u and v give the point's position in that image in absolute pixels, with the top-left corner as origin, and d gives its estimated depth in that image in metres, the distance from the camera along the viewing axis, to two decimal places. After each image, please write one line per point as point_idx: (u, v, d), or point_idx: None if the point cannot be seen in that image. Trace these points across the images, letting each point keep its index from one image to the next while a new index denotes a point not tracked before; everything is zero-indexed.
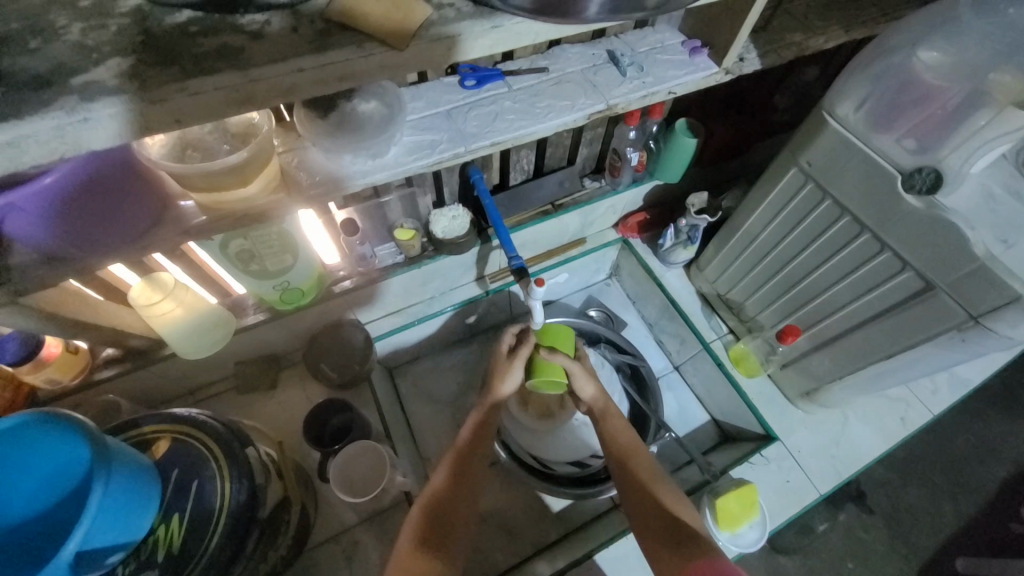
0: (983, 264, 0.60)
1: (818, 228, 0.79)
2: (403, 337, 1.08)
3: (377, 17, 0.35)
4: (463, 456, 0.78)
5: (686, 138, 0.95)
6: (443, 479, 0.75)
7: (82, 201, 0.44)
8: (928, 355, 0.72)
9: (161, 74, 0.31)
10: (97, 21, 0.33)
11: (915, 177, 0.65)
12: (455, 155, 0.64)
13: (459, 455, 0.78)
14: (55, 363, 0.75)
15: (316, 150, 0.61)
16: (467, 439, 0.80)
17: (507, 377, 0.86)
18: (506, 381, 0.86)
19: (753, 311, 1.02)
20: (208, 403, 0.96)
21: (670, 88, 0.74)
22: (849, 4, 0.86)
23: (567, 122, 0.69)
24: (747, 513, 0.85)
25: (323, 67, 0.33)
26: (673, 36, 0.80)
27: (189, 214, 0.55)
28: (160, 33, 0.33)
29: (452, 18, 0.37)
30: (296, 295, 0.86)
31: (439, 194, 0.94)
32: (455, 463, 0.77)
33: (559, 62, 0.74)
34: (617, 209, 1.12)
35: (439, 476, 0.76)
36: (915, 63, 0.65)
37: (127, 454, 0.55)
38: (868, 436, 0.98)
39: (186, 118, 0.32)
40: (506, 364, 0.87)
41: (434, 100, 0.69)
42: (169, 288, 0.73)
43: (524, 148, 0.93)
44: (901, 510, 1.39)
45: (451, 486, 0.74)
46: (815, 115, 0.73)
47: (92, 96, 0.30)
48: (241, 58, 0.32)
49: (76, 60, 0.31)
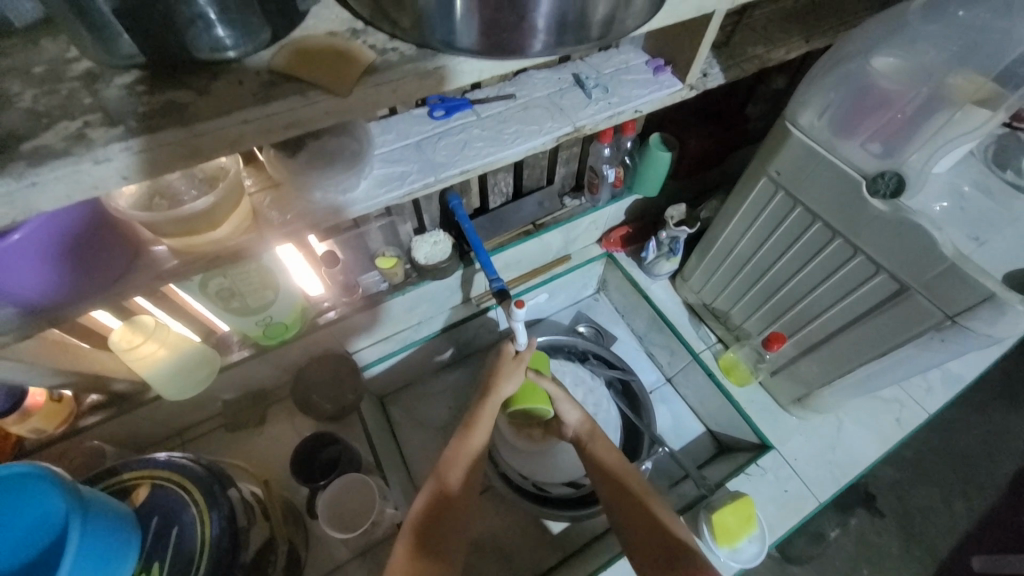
0: (953, 264, 0.60)
1: (793, 234, 0.80)
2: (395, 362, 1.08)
3: (324, 68, 0.36)
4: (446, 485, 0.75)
5: (661, 152, 0.97)
6: (419, 505, 0.73)
7: (52, 253, 0.45)
8: (911, 356, 0.72)
9: (107, 134, 0.32)
10: (50, 86, 0.34)
11: (879, 181, 0.66)
12: (425, 185, 0.65)
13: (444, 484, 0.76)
14: (41, 412, 0.74)
15: (288, 187, 0.62)
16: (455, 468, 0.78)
17: (507, 380, 0.85)
18: (506, 383, 0.85)
19: (739, 319, 1.02)
20: (197, 443, 0.95)
21: (636, 106, 0.75)
22: (809, 15, 0.88)
23: (535, 146, 0.70)
24: (745, 527, 0.84)
25: (268, 117, 0.35)
26: (637, 55, 0.81)
27: (162, 258, 0.55)
28: (108, 94, 0.34)
29: (395, 62, 0.38)
30: (280, 330, 0.87)
31: (420, 221, 0.95)
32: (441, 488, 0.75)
33: (525, 88, 0.76)
34: (600, 225, 1.13)
35: (419, 503, 0.74)
36: (873, 70, 0.66)
37: (104, 503, 0.54)
38: (865, 439, 0.97)
39: (133, 174, 0.33)
40: (507, 365, 0.86)
41: (404, 131, 0.71)
42: (150, 330, 0.72)
43: (501, 171, 0.94)
44: (912, 511, 1.37)
45: (433, 512, 0.73)
46: (779, 125, 0.75)
47: (40, 161, 0.31)
48: (186, 114, 0.33)
49: (26, 126, 0.33)
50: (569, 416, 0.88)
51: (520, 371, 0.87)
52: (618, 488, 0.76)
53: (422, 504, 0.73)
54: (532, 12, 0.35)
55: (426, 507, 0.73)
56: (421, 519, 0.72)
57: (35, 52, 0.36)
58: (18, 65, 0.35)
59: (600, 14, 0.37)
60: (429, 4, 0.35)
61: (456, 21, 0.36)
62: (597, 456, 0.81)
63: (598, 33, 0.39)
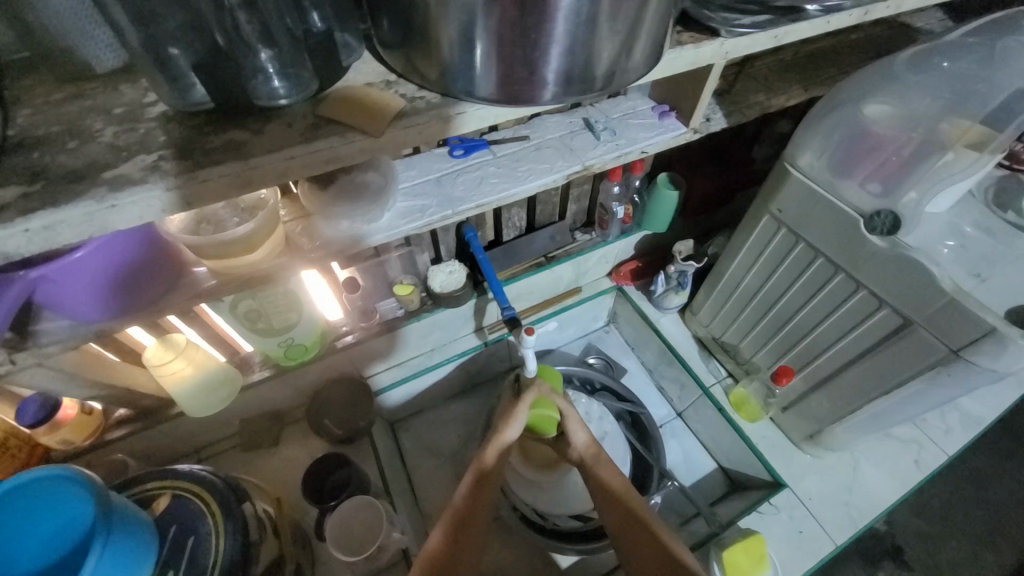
0: (953, 298, 0.62)
1: (797, 269, 0.82)
2: (410, 388, 1.11)
3: (360, 112, 0.41)
4: (457, 523, 0.75)
5: (669, 191, 1.02)
6: (436, 539, 0.73)
7: (104, 270, 0.50)
8: (920, 392, 0.73)
9: (176, 166, 0.37)
10: (126, 124, 0.40)
11: (875, 220, 0.69)
12: (444, 217, 0.71)
13: (454, 521, 0.75)
14: (71, 425, 0.78)
15: (317, 217, 0.68)
16: (463, 501, 0.77)
17: (511, 426, 0.84)
18: (510, 428, 0.84)
19: (748, 353, 1.02)
20: (212, 461, 0.97)
21: (642, 147, 0.80)
22: (808, 66, 0.93)
23: (546, 183, 0.75)
24: (757, 568, 0.81)
25: (312, 154, 0.39)
26: (643, 102, 0.87)
27: (201, 278, 0.60)
28: (178, 132, 0.38)
29: (422, 108, 0.43)
30: (300, 351, 0.90)
31: (436, 251, 1.00)
32: (455, 519, 0.75)
33: (539, 130, 0.83)
34: (610, 258, 1.17)
35: (435, 538, 0.73)
36: (865, 116, 0.69)
37: (127, 509, 0.57)
38: (881, 480, 0.95)
39: (196, 201, 0.37)
40: (510, 411, 0.86)
41: (425, 168, 0.77)
42: (180, 348, 0.78)
43: (515, 206, 0.99)
44: (944, 565, 1.29)
45: (447, 547, 0.72)
46: (778, 165, 0.79)
47: (119, 187, 0.36)
48: (244, 151, 0.38)
49: (108, 158, 0.37)
50: (576, 437, 0.86)
51: (523, 412, 0.87)
52: (635, 516, 0.76)
53: (441, 536, 0.73)
54: (543, 68, 0.40)
55: (442, 541, 0.73)
56: (437, 553, 0.71)
57: (116, 95, 0.42)
58: (101, 106, 0.41)
59: (603, 68, 0.43)
60: (453, 59, 0.40)
61: (476, 73, 0.41)
62: (613, 485, 0.79)
63: (601, 84, 0.44)
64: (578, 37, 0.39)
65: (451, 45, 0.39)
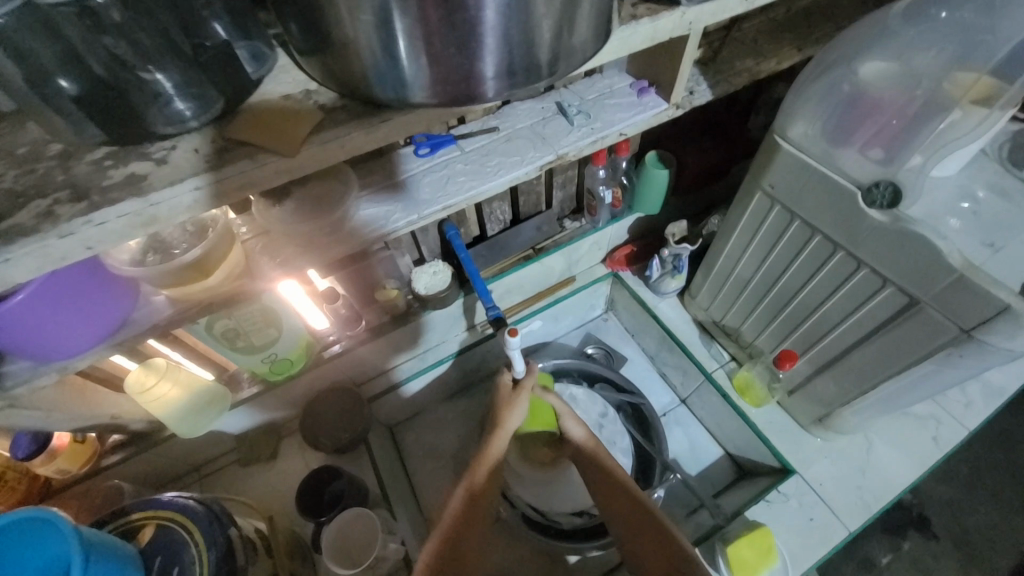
0: (963, 275, 0.57)
1: (793, 248, 0.77)
2: (428, 379, 1.10)
3: (271, 131, 0.38)
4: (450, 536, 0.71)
5: (658, 170, 0.96)
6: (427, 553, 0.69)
7: (53, 308, 0.48)
8: (931, 373, 0.68)
9: (72, 209, 0.35)
10: (28, 167, 0.37)
11: (874, 192, 0.63)
12: (409, 223, 0.67)
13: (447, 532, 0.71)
14: (65, 454, 0.79)
15: (278, 233, 0.64)
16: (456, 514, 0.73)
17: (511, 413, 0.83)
18: (510, 417, 0.82)
19: (750, 336, 0.97)
20: (213, 478, 0.98)
21: (620, 129, 0.75)
22: (801, 23, 0.86)
23: (517, 177, 0.71)
24: (764, 561, 0.79)
25: (220, 181, 0.38)
26: (621, 79, 0.81)
27: (161, 306, 0.58)
28: (78, 171, 0.37)
29: (344, 119, 0.40)
30: (286, 365, 0.89)
31: (418, 252, 0.97)
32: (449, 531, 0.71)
33: (509, 120, 0.78)
34: (602, 244, 1.12)
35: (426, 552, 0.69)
36: (861, 77, 0.63)
37: (108, 545, 0.55)
38: (897, 460, 0.90)
39: (97, 244, 0.36)
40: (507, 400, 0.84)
41: (390, 172, 0.73)
42: (163, 370, 0.76)
43: (496, 199, 0.95)
44: (972, 532, 1.25)
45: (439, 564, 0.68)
46: (768, 138, 0.72)
47: (10, 240, 0.34)
48: (143, 185, 0.36)
49: (3, 206, 0.35)
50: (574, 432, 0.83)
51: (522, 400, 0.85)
52: (637, 506, 0.74)
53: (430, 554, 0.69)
54: (477, 63, 0.36)
55: (438, 552, 0.69)
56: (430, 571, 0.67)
57: (20, 134, 0.39)
58: (3, 147, 0.38)
59: (545, 53, 0.38)
60: (375, 64, 0.36)
61: (401, 75, 0.37)
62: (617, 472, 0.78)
63: (547, 72, 0.39)
64: (509, 23, 0.34)
65: (371, 49, 0.35)
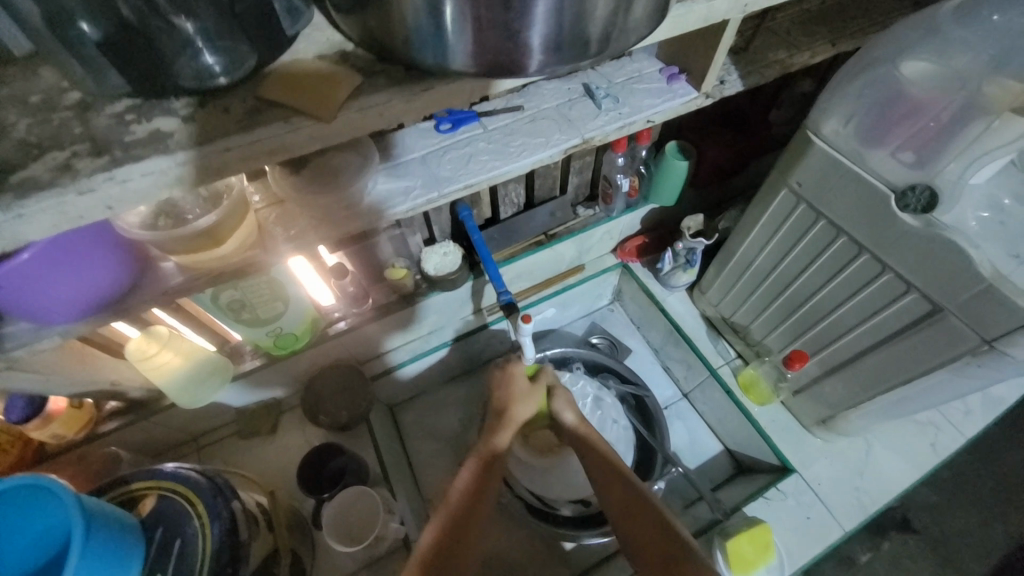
0: (991, 285, 0.56)
1: (815, 249, 0.76)
2: (425, 363, 1.09)
3: (305, 92, 0.36)
4: (453, 517, 0.70)
5: (677, 161, 0.94)
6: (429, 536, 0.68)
7: (56, 269, 0.45)
8: (945, 381, 0.68)
9: (91, 164, 0.33)
10: (42, 116, 0.35)
11: (908, 196, 0.62)
12: (429, 201, 0.65)
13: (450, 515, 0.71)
14: (61, 418, 0.77)
15: (293, 205, 0.62)
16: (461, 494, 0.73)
17: (521, 404, 0.83)
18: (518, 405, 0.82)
19: (759, 335, 0.97)
20: (211, 450, 0.97)
21: (648, 116, 0.72)
22: (836, 16, 0.83)
23: (541, 159, 0.69)
24: (762, 556, 0.80)
25: (251, 144, 0.35)
26: (650, 63, 0.79)
27: (169, 274, 0.56)
28: (97, 124, 0.34)
29: (382, 84, 0.38)
30: (290, 340, 0.87)
31: (430, 232, 0.94)
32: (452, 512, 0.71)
33: (534, 99, 0.75)
34: (615, 234, 1.10)
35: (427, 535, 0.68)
36: (902, 77, 0.61)
37: (108, 513, 0.54)
38: (895, 464, 0.92)
39: (117, 204, 0.34)
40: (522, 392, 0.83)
41: (410, 146, 0.71)
42: (164, 340, 0.74)
43: (512, 182, 0.92)
44: (951, 534, 1.28)
45: (440, 542, 0.68)
46: (800, 134, 0.71)
47: (26, 193, 0.32)
48: (168, 143, 0.34)
49: (16, 157, 0.33)
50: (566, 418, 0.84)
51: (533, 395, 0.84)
52: (636, 495, 0.74)
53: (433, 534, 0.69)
54: (525, 32, 0.33)
55: (438, 535, 0.68)
56: (432, 549, 0.67)
57: (32, 80, 0.36)
58: (16, 93, 0.36)
59: (597, 28, 0.35)
60: (417, 25, 0.34)
61: (445, 40, 0.34)
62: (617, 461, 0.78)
63: (596, 49, 0.37)
64: None
65: (414, 8, 0.33)
